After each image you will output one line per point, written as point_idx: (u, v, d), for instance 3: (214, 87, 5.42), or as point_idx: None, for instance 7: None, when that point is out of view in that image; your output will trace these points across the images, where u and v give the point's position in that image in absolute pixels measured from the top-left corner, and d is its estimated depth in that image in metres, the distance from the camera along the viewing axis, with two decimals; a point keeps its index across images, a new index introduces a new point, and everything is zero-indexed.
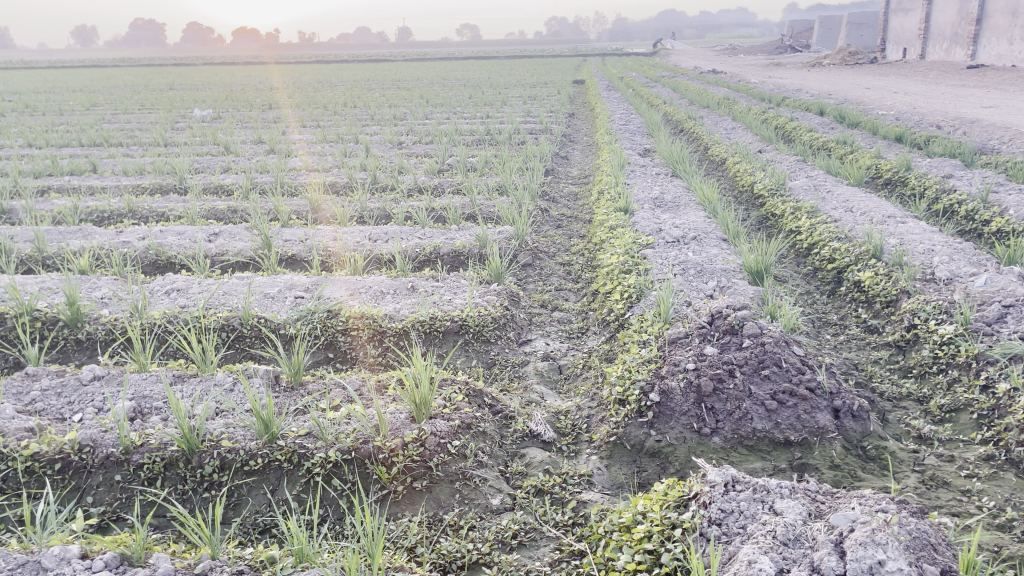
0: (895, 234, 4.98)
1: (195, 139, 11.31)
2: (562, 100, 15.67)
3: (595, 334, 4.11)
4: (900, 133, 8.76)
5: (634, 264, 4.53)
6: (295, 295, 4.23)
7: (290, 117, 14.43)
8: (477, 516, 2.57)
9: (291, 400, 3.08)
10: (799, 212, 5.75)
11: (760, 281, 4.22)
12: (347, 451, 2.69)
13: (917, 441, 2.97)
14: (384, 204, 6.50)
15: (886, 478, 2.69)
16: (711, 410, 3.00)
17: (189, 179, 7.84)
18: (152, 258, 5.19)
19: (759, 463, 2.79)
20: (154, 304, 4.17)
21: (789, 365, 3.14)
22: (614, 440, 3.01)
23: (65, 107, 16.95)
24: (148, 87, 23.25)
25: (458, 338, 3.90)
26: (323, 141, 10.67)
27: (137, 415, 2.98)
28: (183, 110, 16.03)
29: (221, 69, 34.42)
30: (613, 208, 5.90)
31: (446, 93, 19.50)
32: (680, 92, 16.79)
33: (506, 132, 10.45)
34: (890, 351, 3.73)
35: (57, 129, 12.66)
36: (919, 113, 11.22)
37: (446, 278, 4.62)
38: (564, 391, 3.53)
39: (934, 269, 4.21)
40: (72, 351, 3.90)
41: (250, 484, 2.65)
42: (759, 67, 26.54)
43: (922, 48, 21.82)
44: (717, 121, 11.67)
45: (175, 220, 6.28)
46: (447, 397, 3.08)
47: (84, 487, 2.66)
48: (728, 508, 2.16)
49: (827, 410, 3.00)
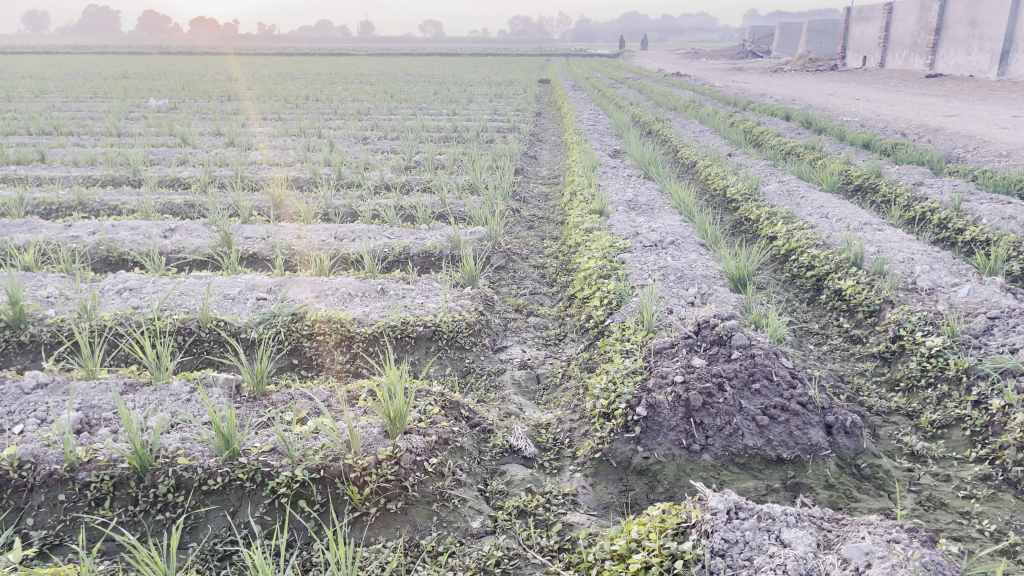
0: (873, 242, 4.91)
1: (150, 129, 10.92)
2: (529, 98, 15.53)
3: (573, 341, 3.95)
4: (868, 139, 8.76)
5: (613, 269, 4.39)
6: (257, 297, 4.01)
7: (250, 109, 14.08)
8: (456, 542, 2.38)
9: (254, 412, 2.87)
10: (774, 217, 5.68)
11: (742, 288, 4.08)
12: (315, 469, 2.50)
13: (911, 458, 2.86)
14: (349, 201, 6.27)
15: (883, 500, 2.58)
16: (700, 426, 2.86)
17: (144, 171, 7.50)
18: (103, 254, 4.90)
19: (752, 482, 2.66)
20: (104, 304, 3.91)
21: (780, 379, 3.02)
22: (600, 456, 2.86)
23: (14, 94, 16.35)
24: (100, 75, 22.41)
25: (431, 345, 3.71)
26: (285, 134, 10.38)
27: (85, 426, 2.75)
28: (138, 99, 15.54)
29: (181, 58, 33.54)
30: (587, 210, 5.76)
31: (411, 88, 19.23)
32: (646, 94, 16.77)
33: (473, 129, 10.26)
34: (875, 363, 3.63)
35: (4, 116, 12.11)
36: (884, 120, 11.30)
37: (418, 280, 4.42)
38: (543, 403, 3.36)
39: (915, 279, 4.14)
40: (13, 354, 3.61)
41: (209, 506, 2.44)
42: (723, 72, 26.69)
43: (881, 56, 22.15)
44: (685, 123, 11.63)
45: (128, 214, 5.97)
46: (423, 410, 2.90)
47: (24, 508, 2.41)
48: (732, 538, 2.02)
49: (820, 426, 2.89)
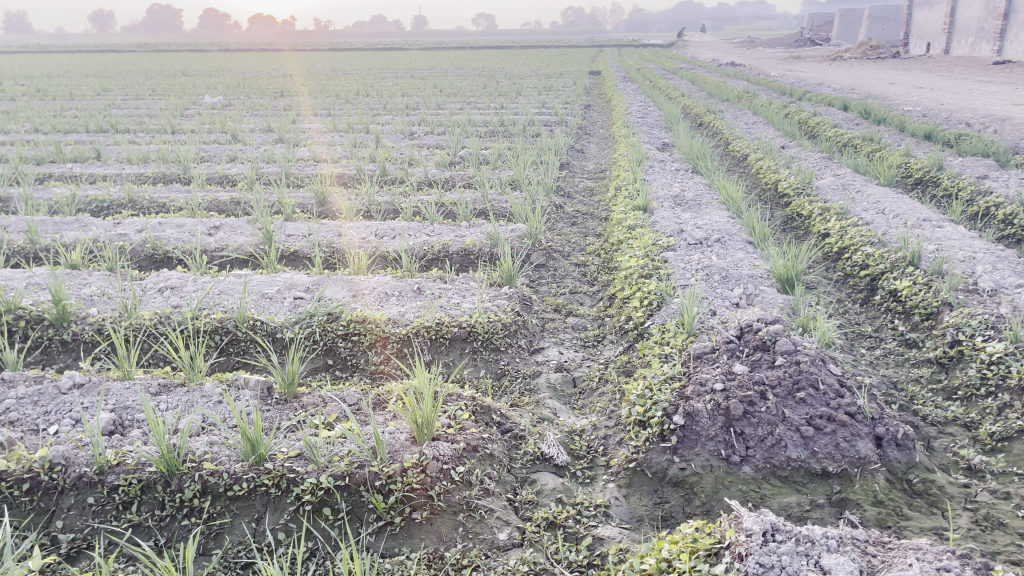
0: (933, 240, 4.68)
1: (203, 126, 11.08)
2: (579, 91, 15.37)
3: (612, 343, 3.84)
4: (930, 130, 8.40)
5: (655, 268, 4.26)
6: (295, 296, 3.99)
7: (302, 105, 14.26)
8: (482, 554, 2.31)
9: (283, 415, 2.85)
10: (827, 213, 5.47)
11: (790, 289, 3.92)
12: (340, 477, 2.46)
13: (967, 473, 2.68)
14: (392, 198, 6.25)
15: (936, 518, 2.42)
16: (741, 436, 2.74)
17: (194, 168, 7.60)
18: (149, 251, 4.96)
19: (795, 497, 2.53)
20: (145, 302, 3.94)
21: (827, 388, 2.87)
22: (634, 466, 2.76)
23: (77, 91, 16.87)
24: (161, 72, 23.03)
25: (466, 347, 3.65)
26: (334, 130, 10.45)
27: (118, 428, 2.76)
28: (194, 96, 15.84)
29: (238, 55, 34.26)
30: (631, 206, 5.63)
31: (461, 82, 19.24)
32: (699, 85, 16.46)
33: (520, 124, 10.17)
34: (931, 369, 3.45)
35: (65, 115, 12.47)
36: (947, 110, 10.87)
37: (454, 279, 4.36)
38: (579, 408, 3.27)
39: (977, 279, 3.92)
40: (56, 353, 3.67)
41: (234, 511, 2.41)
42: (780, 60, 26.06)
43: (946, 42, 21.34)
44: (737, 115, 11.35)
45: (175, 212, 6.04)
46: (453, 416, 2.84)
47: (54, 509, 2.42)
48: (767, 562, 1.90)
49: (869, 438, 2.73)
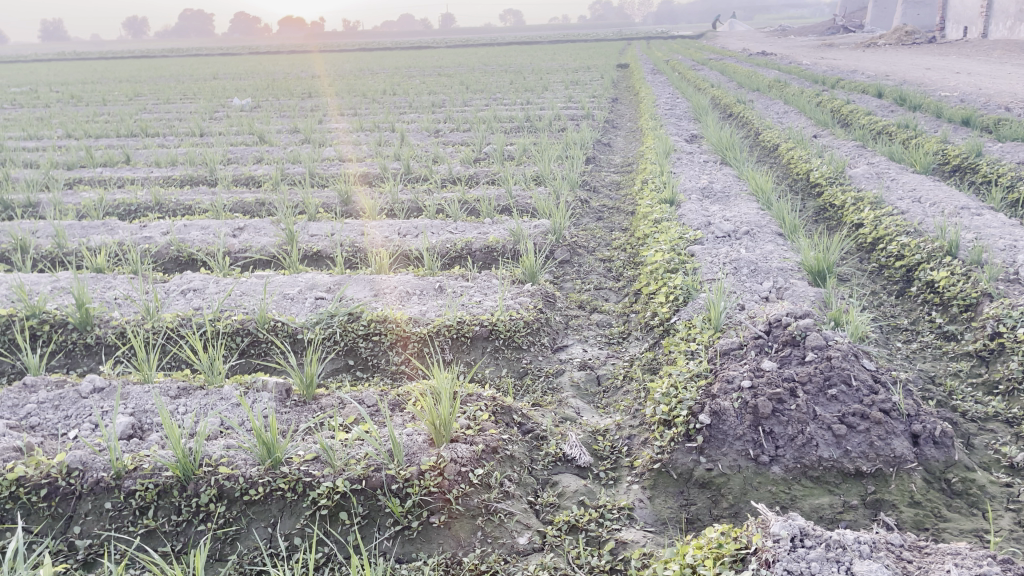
0: (971, 228, 4.52)
1: (231, 127, 11.16)
2: (607, 84, 15.23)
3: (637, 339, 3.76)
4: (967, 116, 8.15)
5: (681, 263, 4.16)
6: (316, 296, 3.96)
7: (329, 104, 14.33)
8: (501, 560, 2.25)
9: (301, 417, 2.81)
10: (861, 203, 5.32)
11: (822, 281, 3.81)
12: (357, 480, 2.41)
13: (1010, 470, 2.55)
14: (415, 196, 6.22)
15: (977, 519, 2.31)
16: (770, 435, 2.65)
17: (220, 170, 7.64)
18: (174, 254, 4.97)
19: (826, 498, 2.43)
20: (167, 304, 3.94)
21: (861, 384, 2.75)
22: (659, 467, 2.67)
23: (110, 97, 17.18)
24: (191, 75, 23.37)
25: (487, 345, 3.59)
26: (360, 129, 10.46)
27: (137, 432, 2.74)
28: (225, 99, 16.00)
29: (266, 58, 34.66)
30: (657, 200, 5.53)
31: (488, 78, 19.19)
32: (728, 75, 16.21)
33: (546, 118, 10.09)
34: (970, 362, 3.31)
35: (98, 120, 12.66)
36: (986, 95, 10.56)
37: (476, 276, 4.30)
38: (603, 407, 3.19)
39: (1018, 268, 3.76)
40: (80, 356, 3.68)
41: (250, 516, 2.38)
42: (812, 48, 25.61)
43: (983, 26, 20.80)
44: (768, 105, 11.15)
45: (201, 213, 6.06)
46: (472, 416, 2.78)
47: (72, 514, 2.41)
48: (795, 569, 1.82)
49: (904, 436, 2.62)
